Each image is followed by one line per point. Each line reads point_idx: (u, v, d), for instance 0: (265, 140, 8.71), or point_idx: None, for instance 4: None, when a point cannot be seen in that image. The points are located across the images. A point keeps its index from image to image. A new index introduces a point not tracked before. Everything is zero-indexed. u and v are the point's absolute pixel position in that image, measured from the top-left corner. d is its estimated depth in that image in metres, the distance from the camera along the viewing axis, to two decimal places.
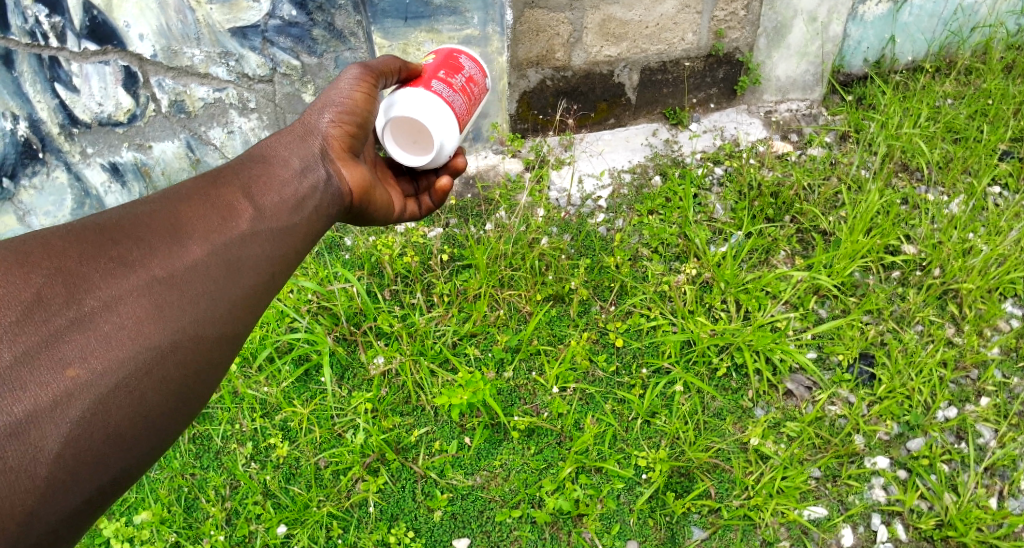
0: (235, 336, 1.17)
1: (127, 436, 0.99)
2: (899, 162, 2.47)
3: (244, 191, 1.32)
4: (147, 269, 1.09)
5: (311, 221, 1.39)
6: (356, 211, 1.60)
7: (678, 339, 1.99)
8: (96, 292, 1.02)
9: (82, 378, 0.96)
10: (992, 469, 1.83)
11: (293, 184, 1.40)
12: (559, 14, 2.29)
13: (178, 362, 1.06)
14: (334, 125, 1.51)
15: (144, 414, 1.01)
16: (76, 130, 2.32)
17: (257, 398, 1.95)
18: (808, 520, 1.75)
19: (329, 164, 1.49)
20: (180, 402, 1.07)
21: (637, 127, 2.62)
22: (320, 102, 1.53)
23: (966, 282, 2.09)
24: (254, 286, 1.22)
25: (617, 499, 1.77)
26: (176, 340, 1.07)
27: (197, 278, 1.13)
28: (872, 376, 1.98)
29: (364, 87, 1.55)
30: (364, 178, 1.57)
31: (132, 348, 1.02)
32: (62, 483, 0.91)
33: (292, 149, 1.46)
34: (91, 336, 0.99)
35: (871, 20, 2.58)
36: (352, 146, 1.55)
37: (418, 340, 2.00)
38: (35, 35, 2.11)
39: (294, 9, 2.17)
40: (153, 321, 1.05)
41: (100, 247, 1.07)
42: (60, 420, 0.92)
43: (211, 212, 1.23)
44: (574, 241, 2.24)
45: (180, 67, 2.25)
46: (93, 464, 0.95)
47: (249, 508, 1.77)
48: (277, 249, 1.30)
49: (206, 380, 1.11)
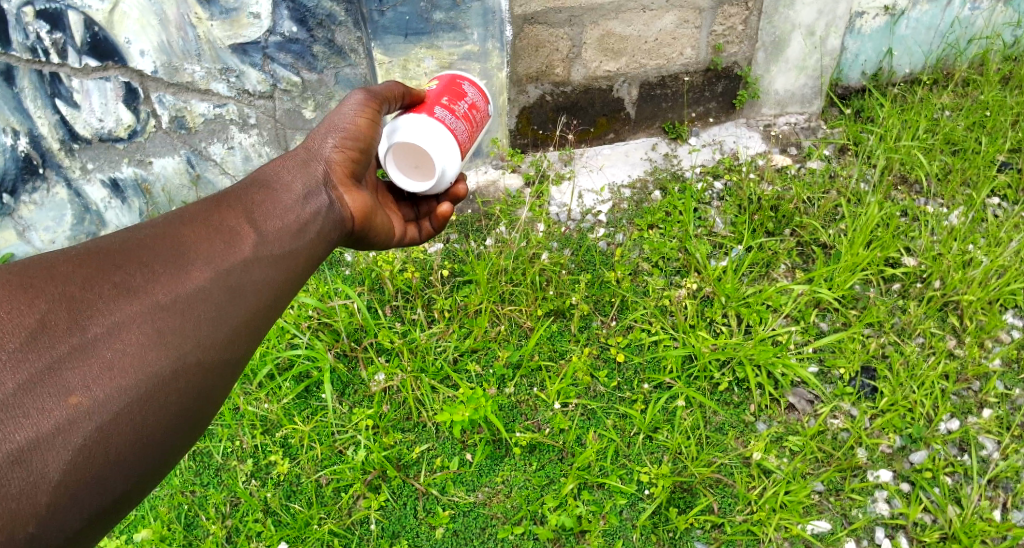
0: (235, 362, 1.17)
1: (127, 463, 0.99)
2: (897, 175, 2.48)
3: (247, 216, 1.32)
4: (150, 295, 1.08)
5: (313, 246, 1.39)
6: (356, 236, 1.60)
7: (679, 354, 1.99)
8: (98, 319, 1.02)
9: (84, 405, 0.95)
10: (995, 481, 1.83)
11: (295, 209, 1.40)
12: (559, 30, 2.30)
13: (179, 389, 1.06)
14: (337, 151, 1.52)
15: (143, 441, 1.01)
16: (77, 145, 2.33)
17: (258, 415, 1.94)
18: (812, 534, 1.74)
19: (332, 190, 1.49)
20: (179, 427, 1.07)
21: (636, 141, 2.64)
22: (324, 127, 1.54)
23: (966, 294, 2.09)
24: (255, 312, 1.22)
25: (619, 515, 1.76)
26: (178, 367, 1.07)
27: (200, 304, 1.13)
28: (874, 389, 1.98)
29: (367, 113, 1.57)
30: (366, 204, 1.57)
31: (134, 375, 1.01)
32: (62, 510, 0.90)
33: (295, 173, 1.46)
34: (94, 364, 0.98)
35: (868, 34, 2.60)
36: (355, 172, 1.56)
37: (419, 356, 2.00)
38: (35, 51, 2.11)
39: (294, 25, 2.18)
40: (155, 348, 1.05)
41: (104, 273, 1.07)
42: (62, 448, 0.91)
43: (214, 237, 1.23)
44: (574, 256, 2.24)
45: (181, 83, 2.26)
46: (93, 490, 0.94)
47: (249, 526, 1.76)
48: (279, 274, 1.30)
49: (206, 406, 1.11)
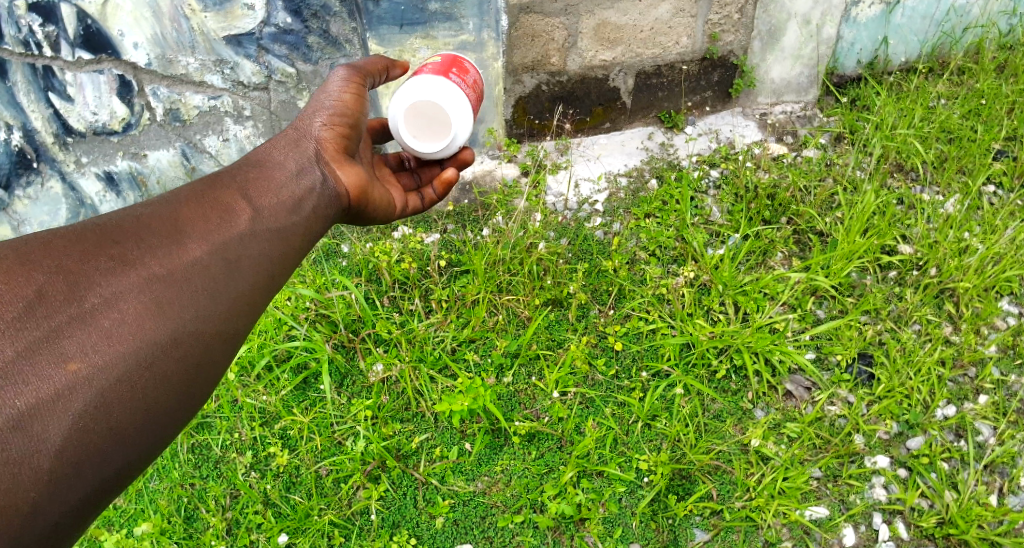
0: (235, 335, 1.18)
1: (129, 430, 1.00)
2: (893, 163, 2.49)
3: (242, 193, 1.34)
4: (147, 267, 1.10)
5: (309, 223, 1.40)
6: (355, 212, 1.61)
7: (677, 342, 1.99)
8: (96, 290, 1.04)
9: (84, 371, 0.97)
10: (992, 467, 1.83)
11: (289, 187, 1.42)
12: (554, 20, 2.29)
13: (178, 357, 1.07)
14: (327, 128, 1.54)
15: (145, 409, 1.02)
16: (71, 139, 2.31)
17: (256, 406, 1.94)
18: (811, 521, 1.75)
19: (325, 166, 1.50)
20: (181, 396, 1.08)
21: (632, 131, 2.64)
22: (311, 107, 1.56)
23: (962, 281, 2.10)
24: (254, 283, 1.23)
25: (619, 502, 1.77)
26: (176, 336, 1.08)
27: (197, 275, 1.14)
28: (871, 376, 1.98)
29: (352, 87, 1.60)
30: (363, 178, 1.58)
31: (133, 344, 1.03)
32: (65, 474, 0.91)
33: (287, 153, 1.48)
34: (92, 333, 1.00)
35: (864, 22, 2.60)
36: (348, 148, 1.57)
37: (417, 346, 2.00)
38: (29, 44, 2.10)
39: (289, 16, 2.16)
40: (153, 317, 1.06)
41: (102, 246, 1.09)
42: (62, 413, 0.93)
43: (209, 212, 1.25)
44: (571, 246, 2.25)
45: (175, 75, 2.25)
46: (95, 456, 0.95)
47: (249, 517, 1.76)
48: (276, 249, 1.31)
49: (207, 377, 1.13)
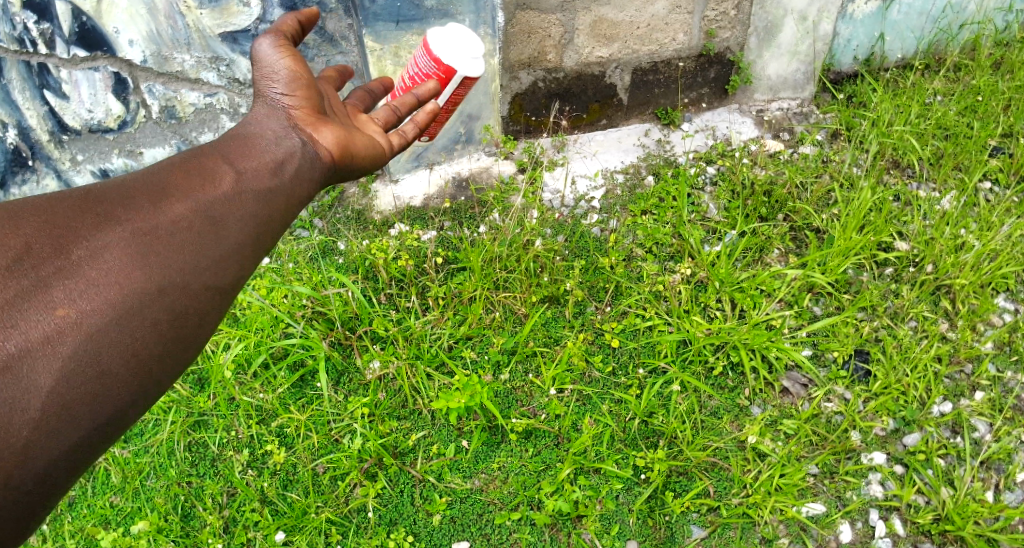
0: (225, 289, 1.13)
1: (121, 376, 0.96)
2: (890, 159, 2.49)
3: (225, 157, 1.27)
4: (131, 222, 1.05)
5: (294, 184, 1.33)
6: (347, 169, 1.55)
7: (674, 339, 1.99)
8: (84, 243, 0.99)
9: (73, 316, 0.93)
10: (988, 463, 1.84)
11: (270, 150, 1.35)
12: (551, 16, 2.29)
13: (166, 306, 1.02)
14: (288, 95, 1.48)
15: (139, 357, 0.98)
16: (66, 137, 2.31)
17: (253, 404, 1.94)
18: (807, 517, 1.75)
19: (301, 132, 1.44)
20: (176, 346, 1.04)
21: (629, 127, 2.63)
22: (262, 83, 1.49)
23: (959, 277, 2.11)
24: (246, 237, 1.19)
25: (615, 499, 1.77)
26: (164, 286, 1.03)
27: (186, 228, 1.10)
28: (867, 372, 1.99)
29: (285, 51, 1.50)
30: (340, 133, 1.50)
31: (119, 293, 0.98)
32: (57, 417, 0.89)
33: (264, 123, 1.43)
34: (81, 280, 0.95)
35: (860, 19, 2.60)
36: (317, 107, 1.50)
37: (413, 344, 1.99)
38: (23, 41, 2.09)
39: (284, 13, 2.15)
40: (139, 267, 1.01)
41: (85, 205, 1.04)
42: (52, 356, 0.89)
43: (192, 174, 1.18)
44: (568, 243, 2.25)
45: (170, 72, 2.24)
46: (88, 400, 0.92)
47: (246, 516, 1.75)
48: (268, 206, 1.25)
49: (198, 331, 1.08)
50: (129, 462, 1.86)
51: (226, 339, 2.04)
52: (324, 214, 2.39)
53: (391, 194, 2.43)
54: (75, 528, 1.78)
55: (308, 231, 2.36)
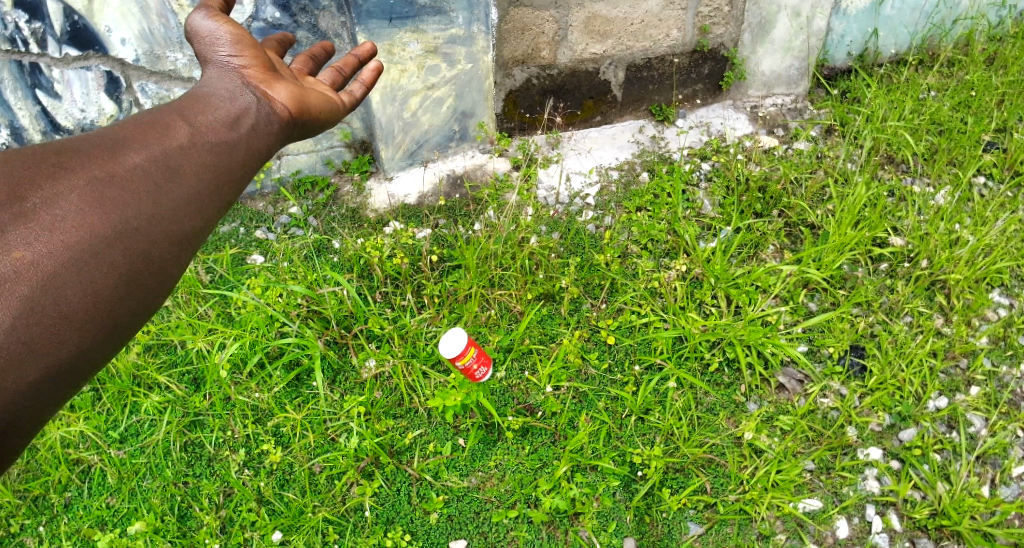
0: (187, 237, 1.06)
1: (80, 318, 0.90)
2: (884, 155, 2.49)
3: (178, 111, 1.18)
4: (86, 170, 0.98)
5: (253, 137, 1.24)
6: (307, 127, 1.44)
7: (670, 335, 1.99)
8: (39, 190, 0.92)
9: (29, 259, 0.86)
10: (983, 457, 1.84)
11: (224, 106, 1.25)
12: (545, 12, 2.29)
13: (125, 250, 0.96)
14: (236, 56, 1.37)
15: (96, 301, 0.92)
16: (59, 137, 2.29)
17: (249, 404, 1.93)
18: (804, 513, 1.75)
19: (255, 89, 1.33)
20: (132, 292, 0.97)
21: (624, 124, 2.63)
22: (205, 50, 1.38)
23: (953, 273, 2.11)
24: (202, 190, 1.10)
25: (613, 496, 1.76)
26: (122, 231, 0.97)
27: (139, 179, 1.02)
28: (863, 367, 1.99)
29: (220, 18, 1.39)
30: (294, 89, 1.39)
31: (76, 236, 0.92)
32: (17, 356, 0.83)
33: (219, 81, 1.32)
34: (36, 225, 0.89)
35: (854, 14, 2.61)
36: (268, 65, 1.39)
37: (410, 342, 1.99)
38: (15, 41, 2.06)
39: (277, 11, 2.15)
40: (96, 212, 0.95)
41: (36, 156, 0.96)
42: (8, 297, 0.83)
43: (146, 127, 1.10)
44: (563, 240, 2.25)
45: (163, 71, 2.23)
46: (46, 342, 0.86)
47: (243, 515, 1.75)
48: (224, 160, 1.16)
49: (159, 279, 1.01)
50: (125, 463, 1.86)
51: (222, 339, 2.03)
52: (319, 212, 2.39)
53: (385, 192, 2.44)
54: (71, 530, 1.77)
55: (302, 230, 2.35)
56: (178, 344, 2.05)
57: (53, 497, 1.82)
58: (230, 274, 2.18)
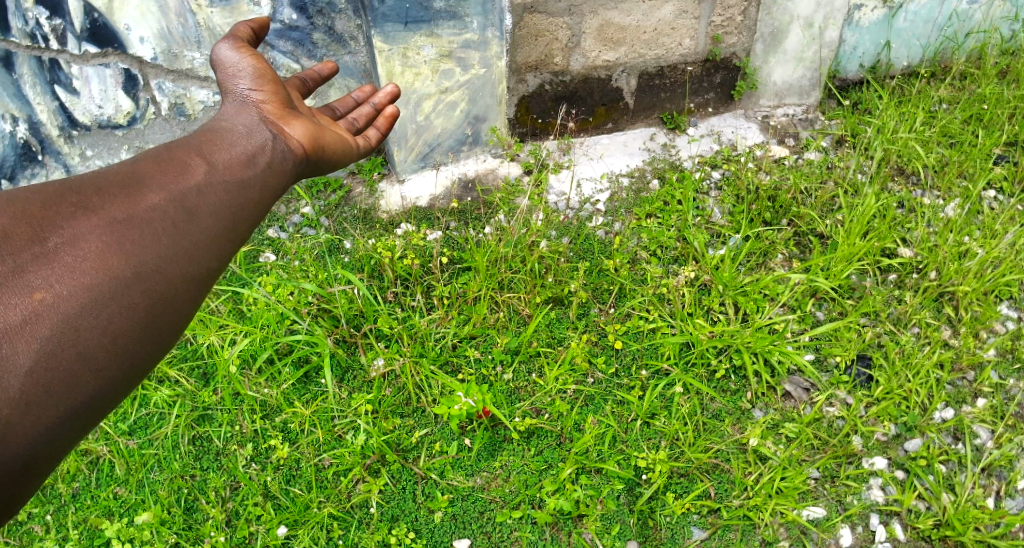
0: (203, 276, 1.07)
1: (99, 359, 0.92)
2: (894, 166, 2.50)
3: (195, 148, 1.19)
4: (105, 211, 0.99)
5: (268, 175, 1.25)
6: (317, 166, 1.47)
7: (677, 341, 2.00)
8: (59, 230, 0.94)
9: (49, 301, 0.88)
10: (989, 470, 1.83)
11: (240, 143, 1.26)
12: (558, 19, 2.31)
13: (143, 292, 0.97)
14: (255, 90, 1.41)
15: (114, 340, 0.94)
16: (76, 132, 2.33)
17: (257, 399, 1.95)
18: (808, 520, 1.75)
19: (271, 125, 1.36)
20: (149, 333, 0.98)
21: (635, 132, 2.65)
22: (226, 81, 1.43)
23: (962, 285, 2.10)
24: (217, 230, 1.10)
25: (617, 499, 1.76)
26: (140, 273, 0.98)
27: (158, 220, 1.03)
28: (869, 377, 1.99)
29: (244, 49, 1.45)
30: (310, 126, 1.43)
31: (96, 277, 0.93)
32: (36, 398, 0.85)
33: (236, 118, 1.34)
34: (58, 268, 0.91)
35: (867, 26, 2.64)
36: (286, 101, 1.43)
37: (418, 342, 2.01)
38: (35, 37, 2.10)
39: (294, 13, 2.18)
40: (115, 254, 0.96)
41: (58, 196, 0.98)
42: (28, 340, 0.85)
43: (164, 165, 1.12)
44: (572, 244, 2.27)
45: (180, 70, 2.26)
46: (65, 381, 0.88)
47: (249, 509, 1.76)
48: (239, 199, 1.17)
49: (174, 318, 1.02)
50: (134, 455, 1.88)
51: (233, 335, 2.05)
52: (331, 213, 2.42)
53: (398, 194, 2.46)
54: (78, 519, 1.79)
55: (314, 229, 2.38)
56: (189, 339, 2.08)
57: (61, 487, 1.84)
58: (243, 271, 2.21)
